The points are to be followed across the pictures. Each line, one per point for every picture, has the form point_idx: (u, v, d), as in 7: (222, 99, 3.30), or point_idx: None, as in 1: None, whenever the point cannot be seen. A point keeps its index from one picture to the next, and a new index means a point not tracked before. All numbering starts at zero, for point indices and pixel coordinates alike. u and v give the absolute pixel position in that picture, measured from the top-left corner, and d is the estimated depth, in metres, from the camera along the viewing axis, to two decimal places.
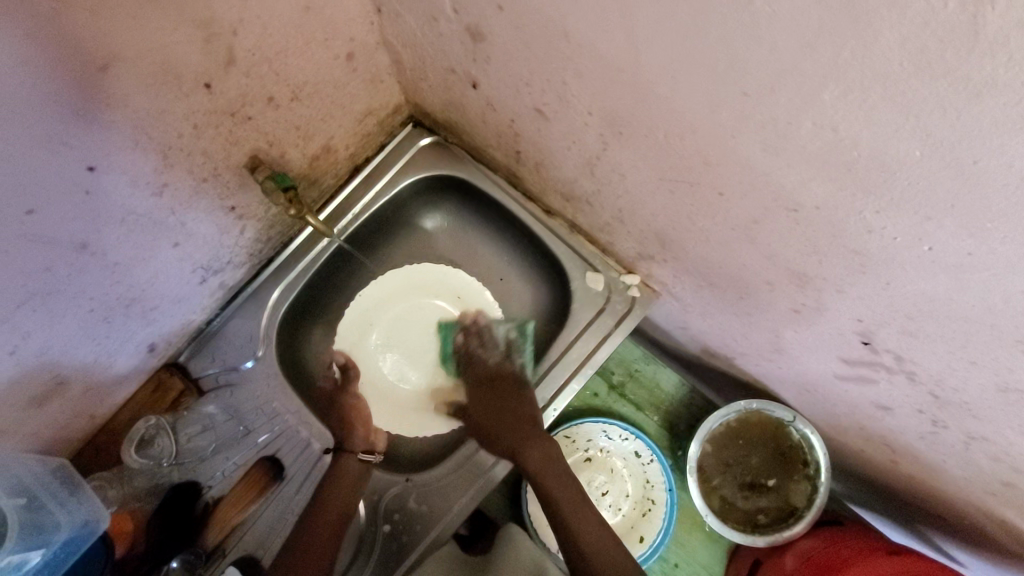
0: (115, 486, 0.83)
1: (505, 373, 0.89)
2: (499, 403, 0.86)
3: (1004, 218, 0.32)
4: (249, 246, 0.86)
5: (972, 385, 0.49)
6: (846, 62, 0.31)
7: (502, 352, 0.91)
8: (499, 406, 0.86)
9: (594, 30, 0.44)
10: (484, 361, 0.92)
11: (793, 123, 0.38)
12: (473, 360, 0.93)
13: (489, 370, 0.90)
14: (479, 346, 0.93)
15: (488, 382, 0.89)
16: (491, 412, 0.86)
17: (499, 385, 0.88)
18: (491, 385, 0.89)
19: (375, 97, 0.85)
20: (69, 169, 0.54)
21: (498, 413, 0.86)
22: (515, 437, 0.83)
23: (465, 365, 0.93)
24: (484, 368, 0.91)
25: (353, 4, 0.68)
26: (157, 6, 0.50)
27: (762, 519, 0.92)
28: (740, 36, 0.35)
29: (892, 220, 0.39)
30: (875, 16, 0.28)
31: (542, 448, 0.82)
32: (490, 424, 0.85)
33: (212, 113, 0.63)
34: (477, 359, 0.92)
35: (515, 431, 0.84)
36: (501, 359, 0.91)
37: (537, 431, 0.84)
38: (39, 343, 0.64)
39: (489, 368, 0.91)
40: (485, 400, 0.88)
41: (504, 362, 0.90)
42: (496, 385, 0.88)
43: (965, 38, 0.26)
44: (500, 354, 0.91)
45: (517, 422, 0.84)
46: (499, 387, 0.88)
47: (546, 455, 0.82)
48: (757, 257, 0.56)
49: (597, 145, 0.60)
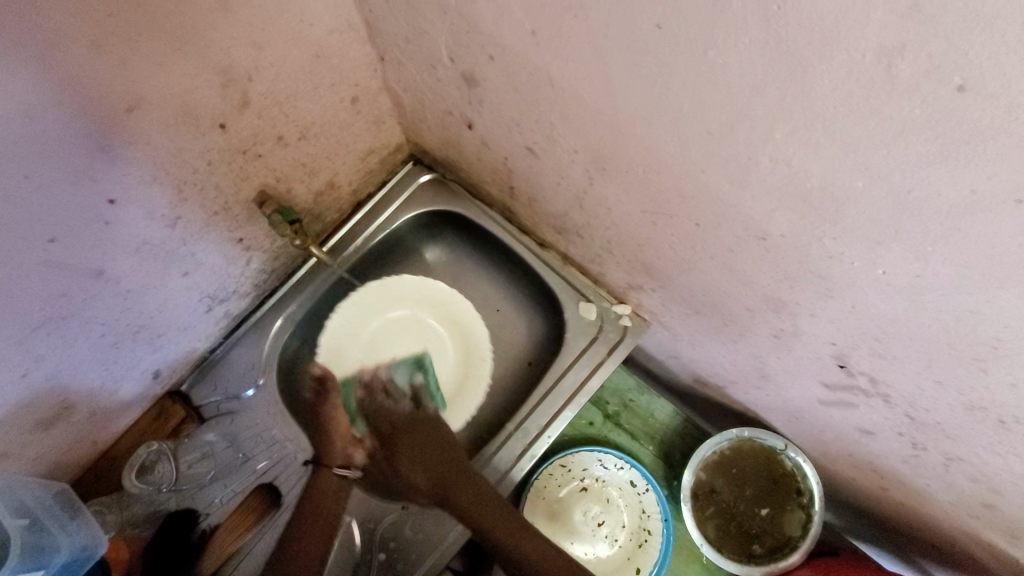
0: (114, 511, 0.84)
1: (417, 419, 0.82)
2: (421, 449, 0.79)
3: (941, 242, 0.36)
4: (254, 276, 0.90)
5: (942, 404, 0.52)
6: (790, 105, 0.35)
7: (413, 401, 0.84)
8: (423, 444, 0.80)
9: (573, 77, 0.49)
10: (396, 410, 0.82)
11: (752, 159, 0.41)
12: (382, 412, 0.82)
13: (398, 423, 0.81)
14: (388, 399, 0.83)
15: (406, 429, 0.81)
16: (416, 462, 0.79)
17: (407, 435, 0.80)
18: (401, 435, 0.80)
19: (378, 137, 0.90)
20: (92, 202, 0.59)
21: (421, 462, 0.79)
22: (456, 488, 0.77)
23: (374, 416, 0.82)
24: (394, 419, 0.81)
25: (357, 53, 0.74)
26: (182, 55, 0.55)
27: (758, 549, 0.92)
28: (701, 83, 0.39)
29: (849, 245, 0.42)
30: (809, 66, 0.32)
31: (474, 486, 0.77)
32: (423, 477, 0.79)
33: (225, 151, 0.68)
34: (389, 413, 0.82)
35: (439, 472, 0.78)
36: (413, 408, 0.83)
37: (463, 479, 0.78)
38: (50, 366, 0.67)
39: (400, 420, 0.81)
40: (402, 446, 0.80)
41: (418, 409, 0.83)
42: (399, 441, 0.80)
43: (886, 84, 0.30)
44: (411, 404, 0.84)
45: (447, 465, 0.79)
46: (404, 438, 0.80)
47: (479, 493, 0.76)
48: (735, 284, 0.59)
49: (584, 180, 0.64)
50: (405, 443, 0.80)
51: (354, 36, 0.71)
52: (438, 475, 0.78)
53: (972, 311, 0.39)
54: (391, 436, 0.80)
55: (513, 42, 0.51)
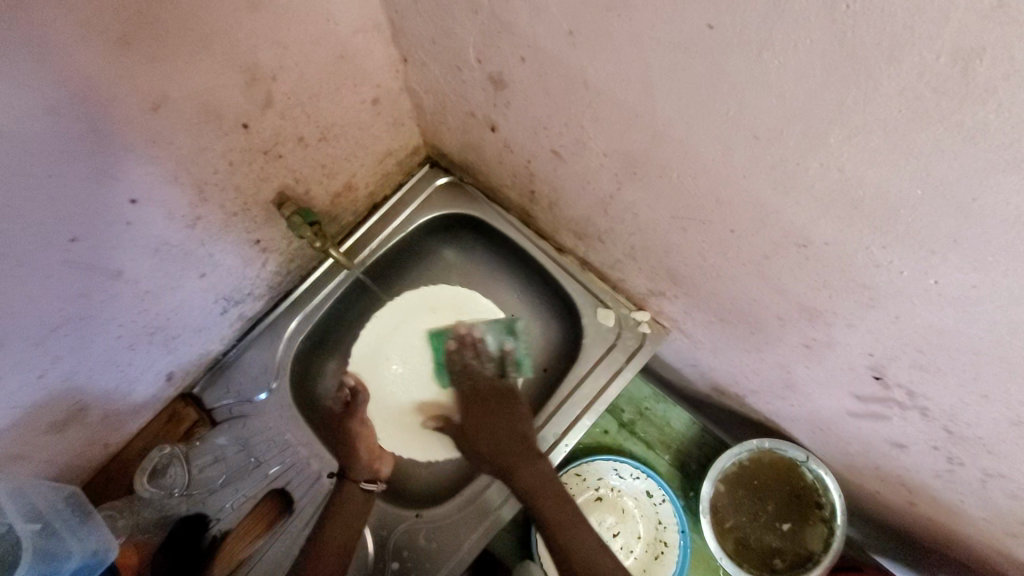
0: (124, 516, 0.82)
1: (496, 389, 0.90)
2: (490, 425, 0.86)
3: (1002, 252, 0.34)
4: (270, 278, 0.89)
5: (985, 419, 0.50)
6: (849, 108, 0.34)
7: (497, 368, 0.94)
8: (494, 423, 0.86)
9: (611, 79, 0.48)
10: (480, 375, 0.92)
11: (801, 164, 0.40)
12: (469, 374, 0.92)
13: (480, 388, 0.91)
14: (477, 360, 0.93)
15: (483, 400, 0.89)
16: (485, 433, 0.86)
17: (493, 402, 0.89)
18: (479, 403, 0.89)
19: (397, 139, 0.89)
20: (114, 201, 0.58)
21: (488, 434, 0.86)
22: (512, 455, 0.82)
23: (461, 376, 0.92)
24: (476, 381, 0.91)
25: (381, 54, 0.73)
26: (207, 54, 0.54)
27: (778, 564, 0.90)
28: (751, 85, 0.38)
29: (899, 254, 0.41)
30: (874, 68, 0.31)
31: (541, 472, 0.80)
32: (488, 446, 0.85)
33: (246, 151, 0.67)
34: (472, 373, 0.92)
35: (510, 452, 0.82)
36: (497, 377, 0.92)
37: (529, 457, 0.82)
38: (66, 367, 0.66)
39: (482, 387, 0.91)
40: (475, 412, 0.89)
41: (500, 376, 0.93)
42: (478, 403, 0.89)
43: (958, 86, 0.29)
44: (495, 371, 0.93)
45: (514, 443, 0.83)
46: (493, 403, 0.89)
47: (545, 479, 0.80)
48: (768, 292, 0.58)
49: (612, 185, 0.63)
50: (473, 424, 0.88)
51: (378, 36, 0.70)
52: (500, 451, 0.83)
53: None
54: (472, 399, 0.90)
55: (548, 44, 0.50)
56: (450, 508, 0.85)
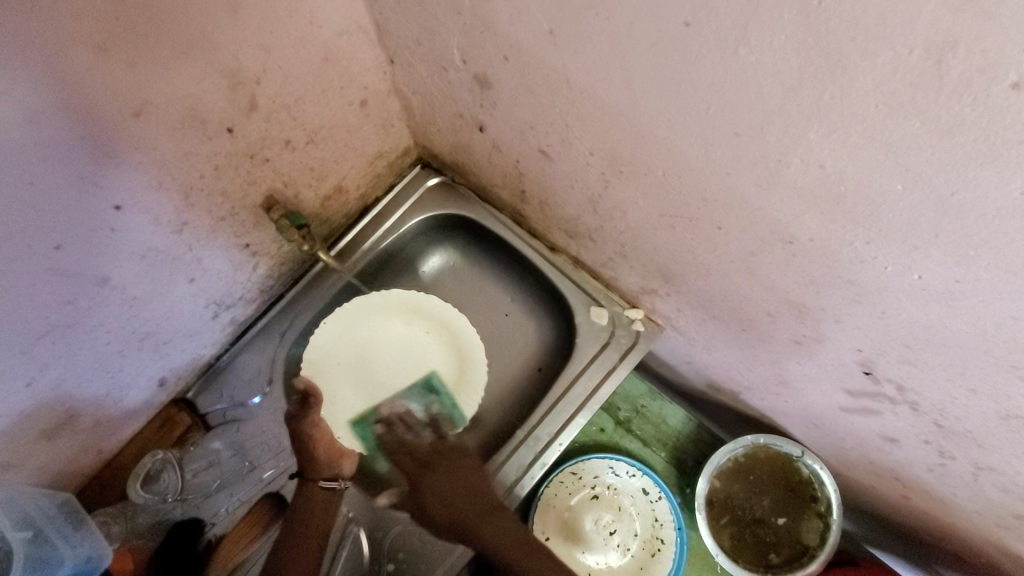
0: (119, 522, 0.82)
1: (444, 451, 0.83)
2: (450, 479, 0.81)
3: (983, 246, 0.34)
4: (261, 282, 0.89)
5: (975, 413, 0.50)
6: (826, 104, 0.34)
7: (432, 430, 0.85)
8: (461, 471, 0.81)
9: (593, 78, 0.48)
10: (416, 446, 0.84)
11: (782, 160, 0.40)
12: (405, 449, 0.84)
13: (420, 458, 0.83)
14: (406, 432, 0.85)
15: (428, 466, 0.83)
16: (436, 492, 0.81)
17: (443, 463, 0.82)
18: (428, 470, 0.82)
19: (386, 140, 0.89)
20: (98, 208, 0.57)
21: (451, 481, 0.81)
22: (472, 513, 0.79)
23: (396, 452, 0.84)
24: (416, 454, 0.84)
25: (367, 55, 0.73)
26: (188, 59, 0.54)
27: (774, 559, 0.90)
28: (730, 82, 0.37)
29: (883, 250, 0.40)
30: (849, 62, 0.31)
31: (502, 522, 0.78)
32: (440, 497, 0.80)
33: (232, 155, 0.67)
34: (409, 446, 0.84)
35: (471, 504, 0.79)
36: (435, 438, 0.85)
37: (487, 515, 0.79)
38: (55, 374, 0.66)
39: (424, 454, 0.83)
40: (427, 482, 0.82)
41: (439, 440, 0.84)
42: (430, 471, 0.82)
43: (933, 81, 0.29)
44: (432, 434, 0.85)
45: (473, 493, 0.80)
46: (440, 468, 0.82)
47: (504, 525, 0.78)
48: (756, 289, 0.58)
49: (599, 183, 0.63)
50: (427, 481, 0.82)
51: (363, 38, 0.70)
52: (457, 508, 0.79)
53: (1014, 319, 0.37)
54: (420, 471, 0.83)
55: (530, 43, 0.50)
56: None
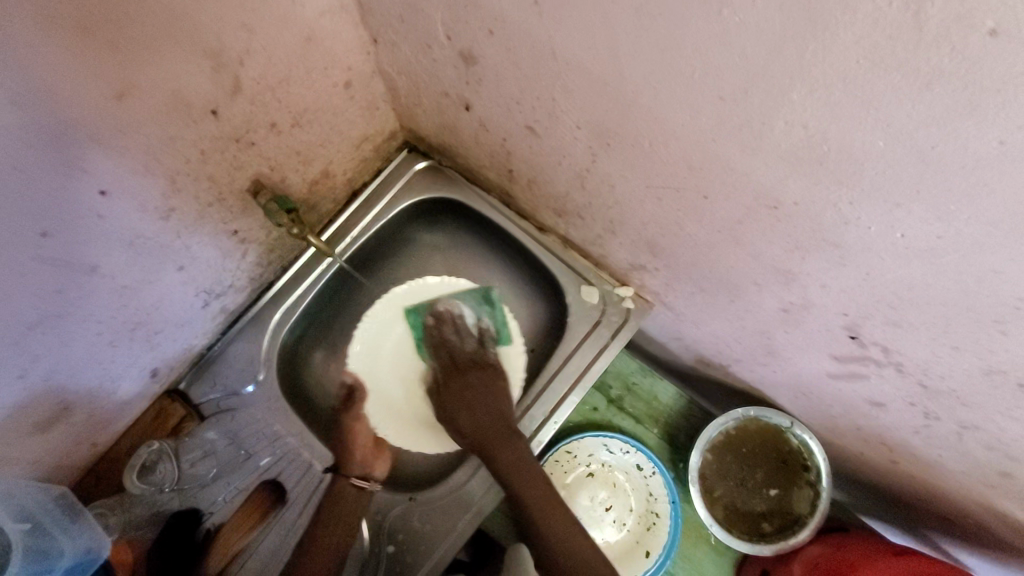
0: (117, 513, 0.82)
1: (484, 363, 0.89)
2: (475, 397, 0.86)
3: (964, 200, 0.35)
4: (250, 270, 0.88)
5: (957, 371, 0.51)
6: (809, 63, 0.34)
7: (477, 342, 0.91)
8: (474, 391, 0.86)
9: (579, 48, 0.48)
10: (462, 361, 0.90)
11: (767, 124, 0.40)
12: (449, 350, 0.92)
13: (459, 360, 0.90)
14: (454, 381, 0.88)
15: (460, 370, 0.89)
16: (465, 406, 0.86)
17: (469, 373, 0.88)
18: (456, 373, 0.89)
19: (372, 124, 0.89)
20: (84, 193, 0.57)
21: (470, 409, 0.85)
22: (491, 434, 0.82)
23: (444, 359, 0.91)
24: (458, 355, 0.91)
25: (350, 35, 0.72)
26: (171, 40, 0.53)
27: (766, 528, 0.92)
28: (716, 44, 0.38)
29: (866, 209, 0.41)
30: (832, 18, 0.31)
31: (518, 450, 0.80)
32: (469, 423, 0.84)
33: (217, 139, 0.66)
34: (455, 351, 0.91)
35: (492, 432, 0.82)
36: (479, 347, 0.91)
37: (508, 437, 0.82)
38: (46, 366, 0.65)
39: (460, 358, 0.90)
40: (452, 387, 0.88)
41: (481, 350, 0.91)
42: (454, 374, 0.89)
43: (912, 33, 0.29)
44: (476, 344, 0.91)
45: (498, 421, 0.83)
46: (470, 375, 0.88)
47: (517, 456, 0.80)
48: (743, 257, 0.59)
49: (587, 157, 0.63)
50: (453, 385, 0.88)
51: (346, 17, 0.69)
52: (481, 431, 0.82)
53: (994, 272, 0.38)
54: (450, 369, 0.90)
55: (515, 14, 0.50)
56: (442, 491, 0.85)
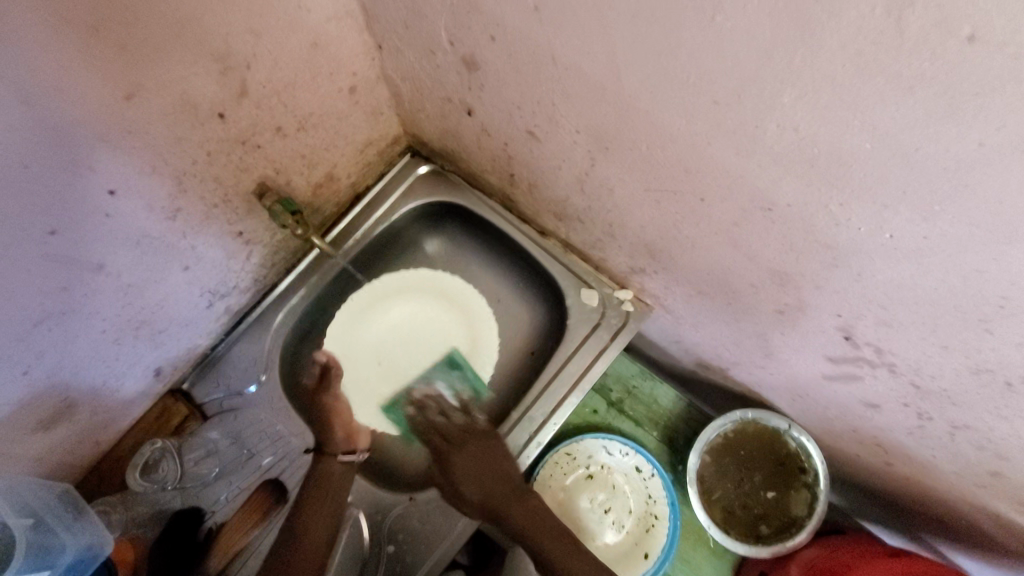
0: (118, 510, 0.83)
1: (473, 433, 0.86)
2: (479, 466, 0.83)
3: (948, 200, 0.36)
4: (254, 271, 0.90)
5: (948, 371, 0.52)
6: (798, 67, 0.36)
7: (464, 414, 0.90)
8: (481, 458, 0.83)
9: (577, 53, 0.49)
10: (448, 428, 0.89)
11: (759, 127, 0.42)
12: (436, 430, 0.89)
13: (451, 436, 0.87)
14: (438, 416, 0.90)
15: (460, 444, 0.86)
16: (473, 481, 0.83)
17: (471, 445, 0.85)
18: (456, 448, 0.85)
19: (375, 128, 0.90)
20: (93, 192, 0.58)
21: (478, 481, 0.82)
22: (499, 496, 0.82)
23: (426, 431, 0.90)
24: (445, 431, 0.89)
25: (355, 41, 0.74)
26: (179, 42, 0.55)
27: (764, 530, 0.92)
28: (708, 50, 0.39)
29: (856, 211, 0.42)
30: (818, 25, 0.33)
31: (529, 509, 0.82)
32: (477, 494, 0.82)
33: (224, 141, 0.68)
34: (438, 427, 0.89)
35: (496, 497, 0.81)
36: (464, 419, 0.89)
37: (511, 498, 0.82)
38: (51, 363, 0.66)
39: (454, 433, 0.87)
40: (468, 448, 0.85)
41: (470, 422, 0.88)
42: (459, 450, 0.85)
43: (893, 38, 0.31)
44: (462, 417, 0.90)
45: (500, 481, 0.82)
46: (471, 445, 0.85)
47: (530, 512, 0.81)
48: (739, 259, 0.60)
49: (586, 161, 0.65)
50: (455, 461, 0.84)
51: (351, 24, 0.71)
52: (489, 493, 0.82)
53: (979, 271, 0.39)
54: (452, 450, 0.86)
55: (516, 21, 0.51)
56: (442, 490, 0.86)
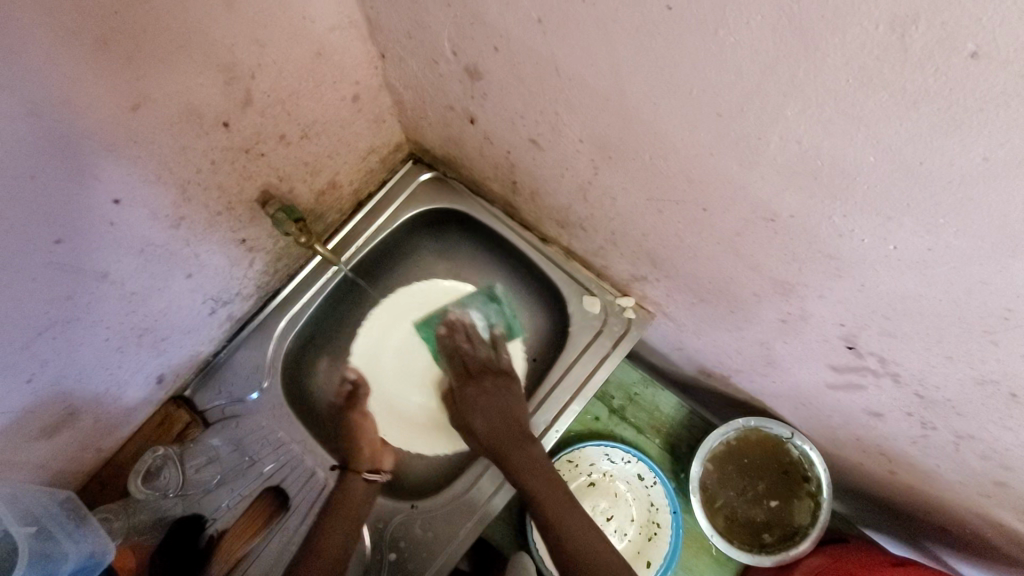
0: (120, 518, 0.81)
1: (492, 368, 0.92)
2: (488, 400, 0.88)
3: (952, 212, 0.36)
4: (257, 278, 0.90)
5: (952, 381, 0.52)
6: (801, 81, 0.36)
7: (489, 347, 0.95)
8: (495, 402, 0.87)
9: (581, 65, 0.49)
10: (470, 355, 0.95)
11: (762, 138, 0.42)
12: (461, 355, 0.95)
13: (469, 366, 0.93)
14: (465, 342, 0.96)
15: (474, 376, 0.92)
16: (478, 411, 0.88)
17: (485, 387, 0.90)
18: (473, 380, 0.91)
19: (378, 136, 0.91)
20: (97, 201, 0.58)
21: (483, 412, 0.87)
22: (505, 436, 0.83)
23: (453, 353, 0.96)
24: (470, 359, 0.94)
25: (359, 51, 0.74)
26: (184, 54, 0.55)
27: (767, 539, 0.92)
28: (711, 62, 0.39)
29: (858, 222, 0.42)
30: (821, 40, 0.33)
31: (530, 456, 0.82)
32: (485, 427, 0.86)
33: (228, 149, 0.68)
34: (464, 353, 0.95)
35: (504, 435, 0.83)
36: (488, 354, 0.95)
37: (516, 444, 0.83)
38: (54, 371, 0.66)
39: (475, 365, 0.93)
40: (467, 393, 0.90)
41: (493, 355, 0.94)
42: (473, 380, 0.91)
43: (898, 53, 0.31)
44: (487, 351, 0.95)
45: (509, 425, 0.84)
46: (487, 381, 0.91)
47: (530, 459, 0.81)
48: (741, 269, 0.60)
49: (589, 170, 0.65)
50: (471, 390, 0.90)
51: (355, 33, 0.71)
52: (494, 430, 0.84)
53: (983, 283, 0.39)
54: (465, 380, 0.92)
55: (520, 32, 0.52)
56: (444, 499, 0.86)
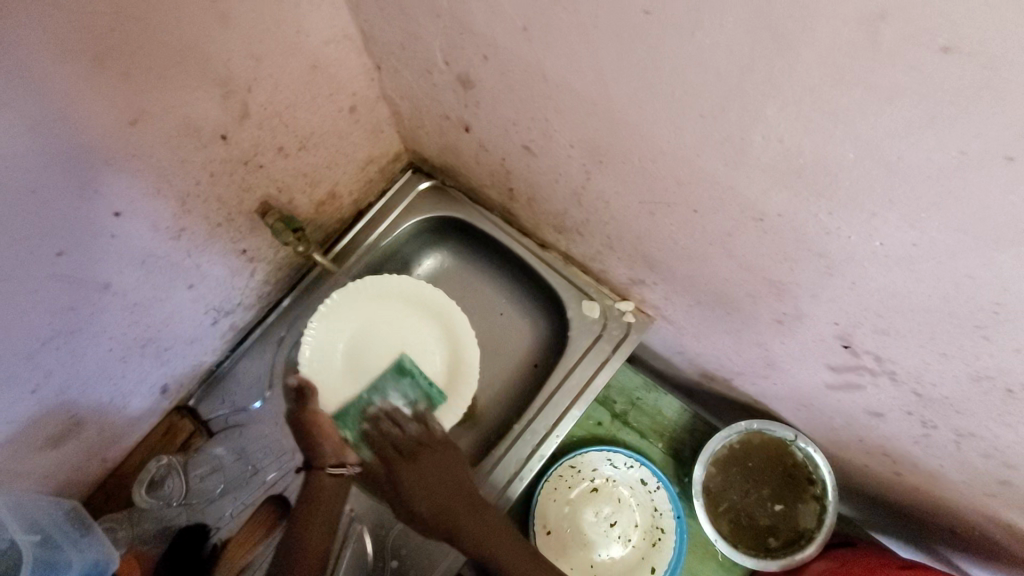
0: (124, 527, 0.83)
1: (429, 443, 0.84)
2: (431, 481, 0.82)
3: (934, 207, 0.37)
4: (258, 288, 0.91)
5: (948, 378, 0.52)
6: (778, 81, 0.36)
7: (420, 424, 0.85)
8: (431, 471, 0.82)
9: (568, 71, 0.50)
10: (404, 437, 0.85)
11: (745, 138, 0.42)
12: (388, 439, 0.85)
13: (403, 449, 0.84)
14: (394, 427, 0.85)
15: (410, 456, 0.84)
16: (425, 493, 0.81)
17: (425, 457, 0.83)
18: (409, 462, 0.83)
19: (376, 145, 0.92)
20: (98, 214, 0.60)
21: (428, 494, 0.81)
22: (454, 509, 0.79)
23: (380, 443, 0.85)
24: (400, 444, 0.84)
25: (354, 62, 0.76)
26: (182, 69, 0.56)
27: (773, 543, 0.91)
28: (690, 64, 0.40)
29: (845, 219, 0.43)
30: (795, 41, 0.33)
31: (485, 521, 0.79)
32: (429, 509, 0.80)
33: (226, 161, 0.69)
34: (392, 438, 0.84)
35: (449, 510, 0.79)
36: (421, 428, 0.85)
37: (469, 511, 0.79)
38: (59, 381, 0.68)
39: (404, 445, 0.84)
40: (408, 481, 0.83)
41: (426, 431, 0.85)
42: (409, 464, 0.83)
43: (869, 52, 0.31)
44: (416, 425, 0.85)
45: (455, 491, 0.81)
46: (425, 460, 0.83)
47: (487, 527, 0.78)
48: (734, 269, 0.60)
49: (582, 175, 0.65)
50: (405, 475, 0.83)
51: (350, 45, 0.73)
52: (443, 508, 0.80)
53: (969, 277, 0.39)
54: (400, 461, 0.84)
55: (506, 40, 0.53)
56: None
